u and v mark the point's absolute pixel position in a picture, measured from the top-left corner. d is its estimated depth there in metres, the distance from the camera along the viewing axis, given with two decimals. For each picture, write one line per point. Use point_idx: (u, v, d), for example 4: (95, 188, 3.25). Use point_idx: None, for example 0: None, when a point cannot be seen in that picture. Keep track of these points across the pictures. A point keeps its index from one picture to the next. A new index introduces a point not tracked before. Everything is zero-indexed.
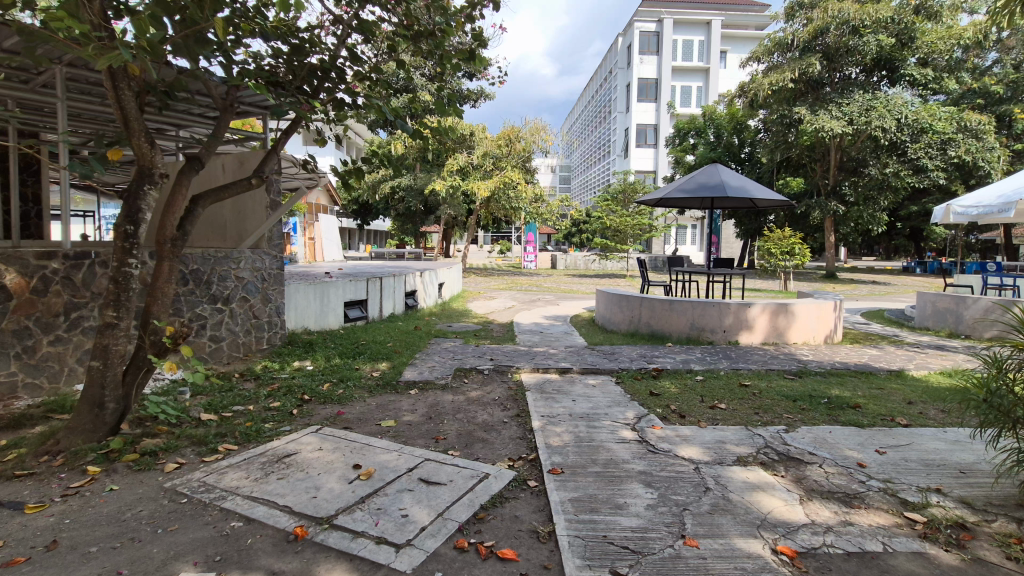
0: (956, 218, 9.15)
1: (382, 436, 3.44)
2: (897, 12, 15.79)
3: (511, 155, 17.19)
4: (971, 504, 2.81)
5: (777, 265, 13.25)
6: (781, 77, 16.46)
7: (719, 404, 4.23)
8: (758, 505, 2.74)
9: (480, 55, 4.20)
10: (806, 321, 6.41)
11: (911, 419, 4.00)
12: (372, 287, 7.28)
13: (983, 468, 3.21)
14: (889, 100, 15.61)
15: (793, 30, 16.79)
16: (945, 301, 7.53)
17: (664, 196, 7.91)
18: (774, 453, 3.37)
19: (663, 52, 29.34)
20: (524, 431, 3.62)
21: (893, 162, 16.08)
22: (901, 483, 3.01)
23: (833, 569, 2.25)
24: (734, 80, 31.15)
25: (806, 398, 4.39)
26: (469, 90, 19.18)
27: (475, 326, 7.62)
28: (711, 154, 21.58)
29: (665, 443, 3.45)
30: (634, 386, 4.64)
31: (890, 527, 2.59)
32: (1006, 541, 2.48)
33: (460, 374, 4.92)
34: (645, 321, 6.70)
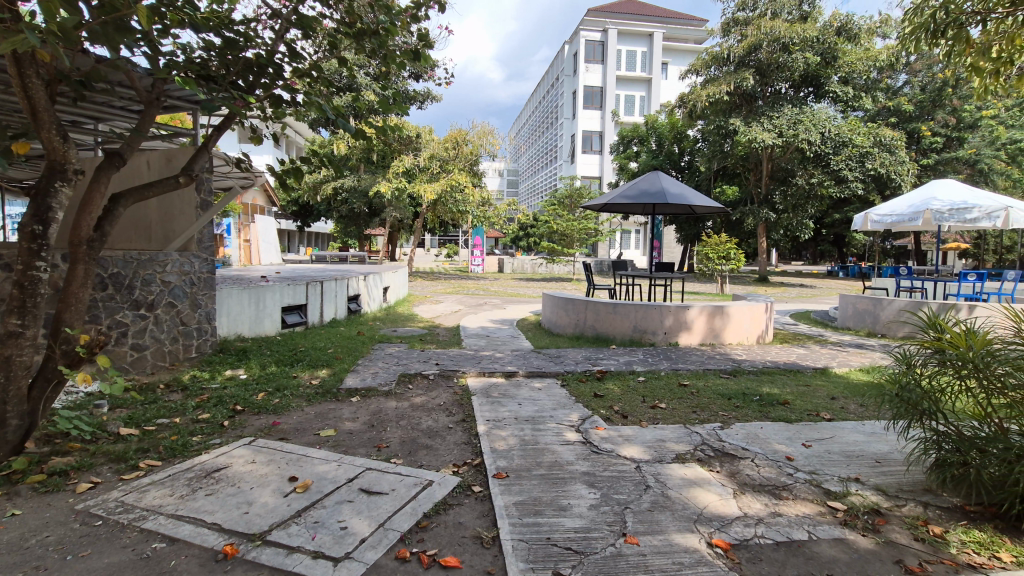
0: (873, 225, 9.82)
1: (321, 446, 3.32)
2: (822, 33, 16.87)
3: (458, 158, 17.03)
4: (885, 491, 3.03)
5: (714, 269, 13.84)
6: (718, 89, 17.31)
7: (660, 403, 4.36)
8: (695, 500, 2.84)
9: (426, 55, 4.14)
10: (740, 323, 6.73)
11: (833, 414, 4.27)
12: (312, 291, 7.04)
13: (895, 457, 3.47)
14: (814, 114, 16.70)
15: (729, 45, 17.68)
16: (864, 303, 8.10)
17: (608, 202, 8.07)
18: (710, 450, 3.51)
19: (608, 61, 30.16)
20: (469, 436, 3.60)
21: (818, 172, 17.07)
22: (824, 474, 3.21)
23: (763, 559, 2.36)
24: (675, 91, 32.36)
25: (740, 396, 4.60)
26: (415, 91, 18.96)
27: (421, 330, 7.52)
28: (653, 161, 22.34)
29: (608, 443, 3.52)
30: (579, 388, 4.71)
31: (815, 516, 2.75)
32: (914, 523, 2.70)
33: (405, 379, 4.82)
34: (590, 325, 6.83)
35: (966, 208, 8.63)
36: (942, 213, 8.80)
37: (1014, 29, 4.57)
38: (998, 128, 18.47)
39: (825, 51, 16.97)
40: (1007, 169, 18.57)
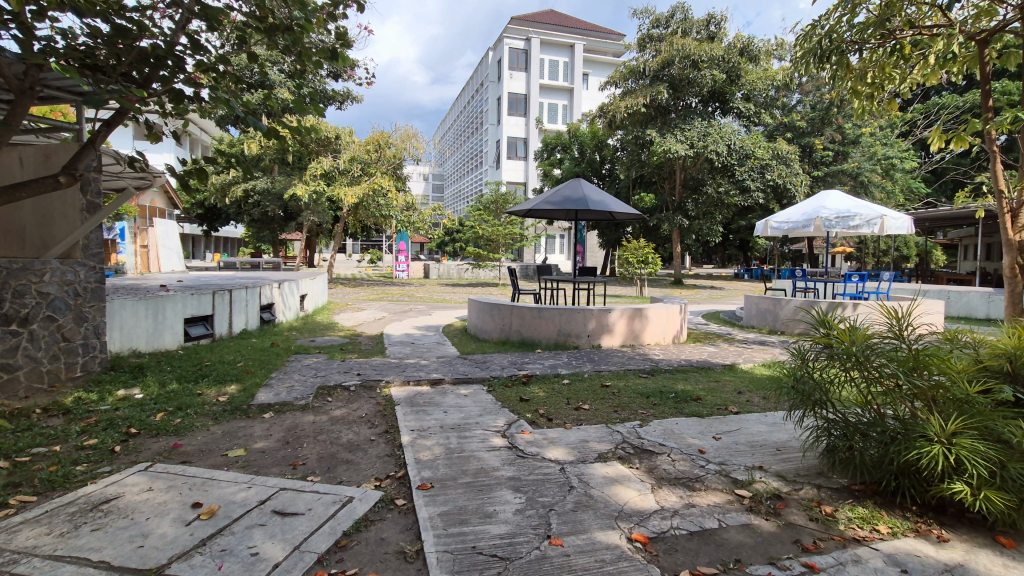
0: (773, 231, 10.69)
1: (229, 468, 3.10)
2: (727, 52, 18.10)
3: (381, 160, 16.57)
4: (785, 477, 3.29)
5: (633, 273, 14.45)
6: (635, 101, 18.20)
7: (583, 404, 4.47)
8: (616, 497, 2.94)
9: (344, 54, 3.98)
10: (657, 324, 7.08)
11: (740, 407, 4.58)
12: (219, 301, 6.58)
13: (793, 444, 3.78)
14: (721, 128, 17.97)
15: (644, 60, 18.70)
16: (766, 302, 8.81)
17: (533, 207, 8.19)
18: (630, 447, 3.64)
19: (531, 69, 30.79)
20: (393, 447, 3.50)
21: (725, 182, 18.41)
22: (732, 464, 3.43)
23: (678, 550, 2.48)
24: (595, 101, 33.61)
25: (657, 394, 4.82)
26: (335, 91, 18.31)
27: (341, 339, 7.25)
28: (576, 169, 23.11)
29: (534, 446, 3.56)
30: (504, 393, 4.73)
31: (724, 505, 2.93)
32: (810, 505, 2.95)
33: (324, 392, 4.60)
34: (516, 329, 6.89)
35: (849, 216, 9.64)
36: (830, 220, 9.83)
37: (885, 58, 5.17)
38: (874, 145, 20.77)
39: (730, 70, 18.25)
40: (881, 182, 20.92)
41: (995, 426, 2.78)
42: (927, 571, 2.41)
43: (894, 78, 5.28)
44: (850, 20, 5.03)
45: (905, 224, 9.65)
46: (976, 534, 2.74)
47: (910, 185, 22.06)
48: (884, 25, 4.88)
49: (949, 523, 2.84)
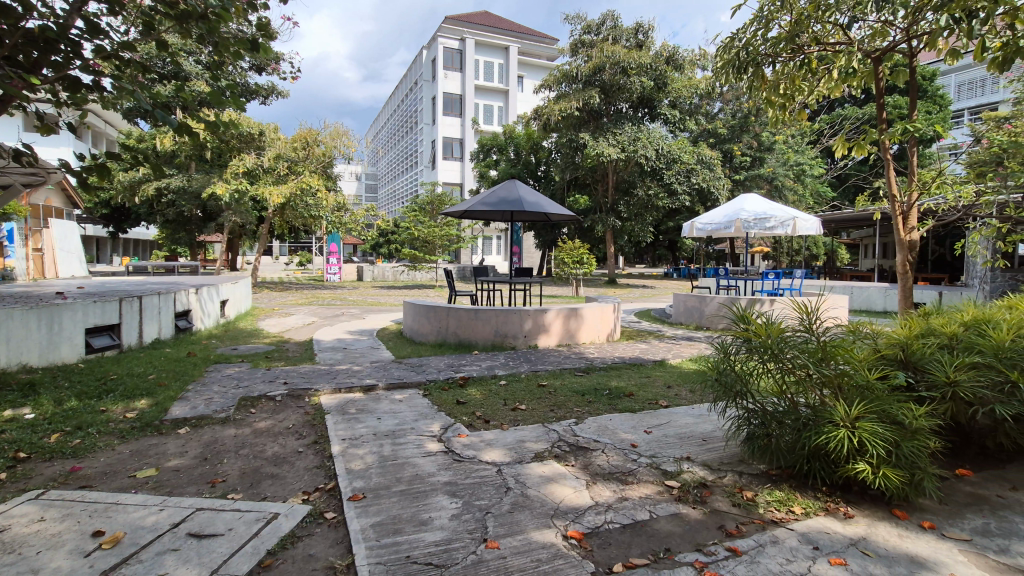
0: (698, 232, 11.25)
1: (138, 490, 2.86)
2: (654, 60, 18.85)
3: (310, 159, 15.95)
4: (710, 466, 3.46)
5: (568, 273, 14.74)
6: (568, 105, 18.64)
7: (520, 405, 4.50)
8: (552, 495, 2.97)
9: (266, 47, 3.73)
10: (592, 324, 7.25)
11: (670, 401, 4.77)
12: (127, 308, 6.07)
13: (717, 434, 3.98)
14: (649, 133, 18.72)
15: (576, 64, 19.15)
16: (693, 300, 9.26)
17: (468, 208, 8.17)
18: (566, 445, 3.70)
19: (466, 70, 30.76)
20: (322, 458, 3.36)
21: (654, 185, 19.10)
22: (662, 456, 3.56)
23: (613, 544, 2.53)
24: (530, 104, 34.11)
25: (592, 391, 4.93)
26: (258, 84, 17.43)
27: (267, 346, 6.89)
28: (512, 170, 23.49)
29: (470, 449, 3.53)
30: (441, 397, 4.67)
31: (655, 496, 3.04)
32: (733, 492, 3.12)
33: (246, 404, 4.35)
34: (452, 331, 6.82)
35: (766, 218, 10.32)
36: (748, 222, 10.48)
37: (794, 71, 5.57)
38: (787, 152, 22.37)
39: (657, 77, 19.02)
40: (793, 187, 22.57)
41: (891, 409, 3.06)
42: (835, 545, 2.62)
43: (803, 90, 5.70)
44: (764, 34, 5.38)
45: (814, 225, 10.44)
46: (876, 509, 3.00)
47: (818, 189, 23.94)
48: (794, 41, 5.27)
49: (853, 500, 3.10)
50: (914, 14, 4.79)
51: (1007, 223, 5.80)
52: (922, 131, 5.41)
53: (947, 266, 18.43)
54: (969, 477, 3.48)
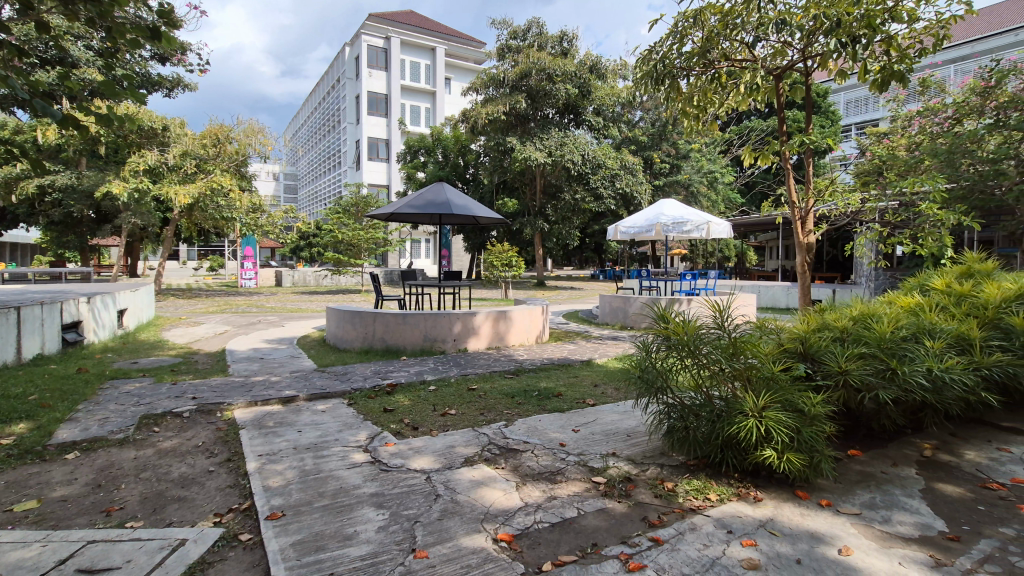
0: (622, 235, 11.68)
1: (15, 526, 2.54)
2: (578, 68, 19.41)
3: (221, 157, 15.01)
4: (634, 460, 3.60)
5: (498, 276, 14.79)
6: (495, 109, 18.82)
7: (450, 410, 4.45)
8: (481, 499, 2.96)
9: (169, 35, 3.42)
10: (521, 325, 7.33)
11: (596, 399, 4.92)
12: (3, 321, 5.38)
13: (640, 429, 4.15)
14: (575, 139, 19.23)
15: (503, 69, 19.39)
16: (617, 301, 9.61)
17: (394, 211, 7.98)
18: (496, 448, 3.70)
19: (392, 69, 30.18)
20: (236, 477, 3.15)
21: (580, 189, 19.60)
22: (589, 453, 3.66)
23: (542, 543, 2.56)
24: (458, 106, 34.11)
25: (521, 393, 4.98)
26: (162, 75, 16.13)
27: (172, 359, 6.36)
28: (440, 172, 23.29)
29: (398, 458, 3.44)
30: (367, 405, 4.52)
31: (582, 493, 3.11)
32: (656, 484, 3.26)
33: (148, 422, 3.99)
34: (379, 337, 6.63)
35: (683, 222, 10.91)
36: (668, 226, 11.01)
37: (706, 85, 5.94)
38: (701, 160, 23.79)
39: (581, 85, 19.61)
40: (707, 193, 24.04)
41: (793, 398, 3.33)
42: (746, 528, 2.80)
43: (714, 102, 6.08)
44: (679, 48, 5.71)
45: (725, 229, 11.17)
46: (781, 491, 3.25)
47: (729, 196, 25.68)
48: (705, 56, 5.64)
49: (762, 484, 3.34)
50: (808, 36, 5.23)
51: (887, 227, 6.48)
52: (817, 144, 5.94)
53: (839, 266, 20.40)
54: (859, 456, 3.86)
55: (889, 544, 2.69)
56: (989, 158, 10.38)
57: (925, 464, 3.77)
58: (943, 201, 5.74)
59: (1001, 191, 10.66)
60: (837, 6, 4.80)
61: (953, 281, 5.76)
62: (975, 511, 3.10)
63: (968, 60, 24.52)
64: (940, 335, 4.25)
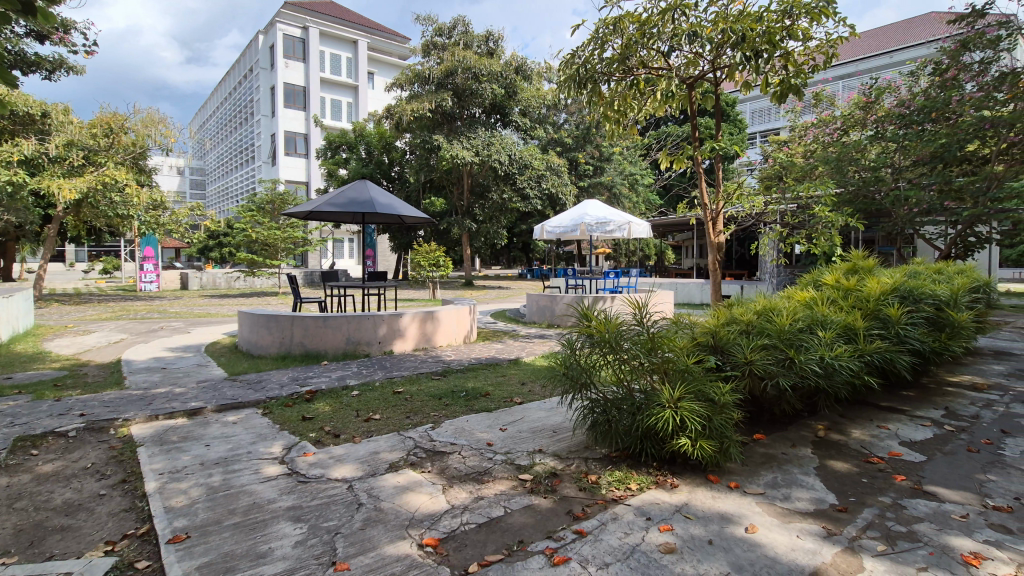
0: (548, 234, 11.87)
1: None
2: (504, 69, 19.51)
3: (115, 149, 13.69)
4: (560, 455, 3.68)
5: (425, 276, 14.55)
6: (421, 106, 18.55)
7: (374, 415, 4.32)
8: (406, 505, 2.89)
9: (47, 12, 3.05)
10: (448, 326, 7.26)
11: (523, 397, 4.98)
12: None
13: (565, 425, 4.25)
14: (502, 139, 19.33)
15: (429, 66, 19.14)
16: (545, 299, 9.79)
17: (313, 209, 7.61)
18: (422, 451, 3.64)
19: (310, 61, 28.94)
20: (133, 499, 2.87)
21: (507, 189, 19.78)
22: (515, 451, 3.69)
23: (468, 545, 2.55)
24: (381, 102, 33.31)
25: (449, 394, 4.93)
26: (41, 55, 14.40)
27: (56, 373, 5.70)
28: (363, 170, 22.58)
29: (317, 468, 3.30)
30: (284, 414, 4.29)
31: (509, 491, 3.13)
32: (580, 477, 3.34)
33: (25, 445, 3.55)
34: (298, 341, 6.32)
35: (606, 223, 11.29)
36: (592, 226, 11.36)
37: (626, 90, 6.18)
38: (623, 163, 24.74)
39: (507, 86, 19.72)
40: (629, 195, 25.04)
41: (706, 389, 3.52)
42: (663, 514, 2.94)
43: (634, 107, 6.32)
44: (600, 54, 5.91)
45: (645, 229, 11.70)
46: (695, 476, 3.46)
47: (649, 197, 26.86)
48: (624, 62, 5.88)
49: (678, 471, 3.52)
50: (717, 48, 5.58)
51: (787, 227, 7.04)
52: (725, 150, 6.34)
53: (746, 264, 22.03)
54: (762, 439, 4.18)
55: (789, 519, 2.93)
56: (871, 165, 11.78)
57: (819, 443, 4.14)
58: (833, 204, 6.34)
59: (880, 196, 11.96)
60: (742, 22, 5.17)
61: (841, 277, 6.39)
62: (859, 483, 3.45)
63: (852, 78, 27.27)
64: (830, 326, 4.70)
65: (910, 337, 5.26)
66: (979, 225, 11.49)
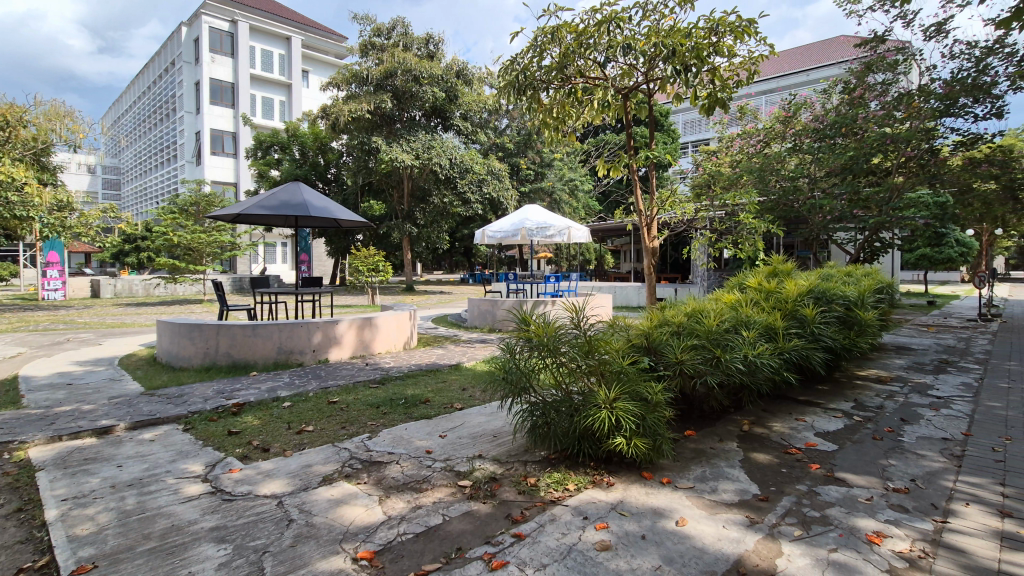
0: (490, 238, 11.87)
1: None
2: (444, 73, 19.41)
3: (12, 144, 12.49)
4: (499, 459, 3.70)
5: (364, 281, 14.19)
6: (359, 107, 18.13)
7: (307, 427, 4.16)
8: (341, 518, 2.81)
9: None
10: (387, 332, 7.13)
11: (464, 402, 4.96)
12: None
13: (505, 429, 4.28)
14: (443, 142, 19.19)
15: (367, 67, 18.80)
16: (486, 304, 9.81)
17: (240, 212, 7.25)
18: (358, 462, 3.55)
19: (239, 56, 27.62)
20: (30, 529, 2.62)
21: (449, 193, 19.63)
22: (455, 458, 3.67)
23: (405, 555, 2.50)
24: (316, 102, 32.29)
25: (387, 402, 4.84)
26: None
27: None
28: (297, 171, 21.75)
29: (244, 485, 3.14)
30: (207, 429, 4.05)
31: (448, 499, 3.11)
32: (519, 481, 3.37)
33: None
34: (224, 352, 5.98)
35: (546, 227, 11.47)
36: (533, 230, 11.49)
37: (564, 98, 6.31)
38: (563, 169, 25.22)
39: (448, 89, 19.63)
40: (569, 201, 25.54)
41: (639, 389, 3.65)
42: (599, 512, 3.02)
43: (572, 115, 6.46)
44: (539, 62, 6.02)
45: (583, 234, 11.99)
46: (630, 474, 3.57)
47: (588, 202, 27.51)
48: (562, 71, 6.01)
49: (614, 470, 3.62)
50: (649, 61, 5.81)
51: (716, 233, 7.43)
52: (659, 158, 6.62)
53: (681, 267, 23.02)
54: (693, 436, 4.37)
55: (716, 511, 3.08)
56: (790, 175, 12.62)
57: (744, 437, 4.39)
58: (756, 212, 6.77)
59: (798, 205, 12.85)
60: (672, 37, 5.41)
61: (763, 279, 6.83)
62: (779, 473, 3.69)
63: (773, 93, 29.23)
64: (753, 326, 5.00)
65: (823, 335, 5.70)
66: (883, 231, 12.61)
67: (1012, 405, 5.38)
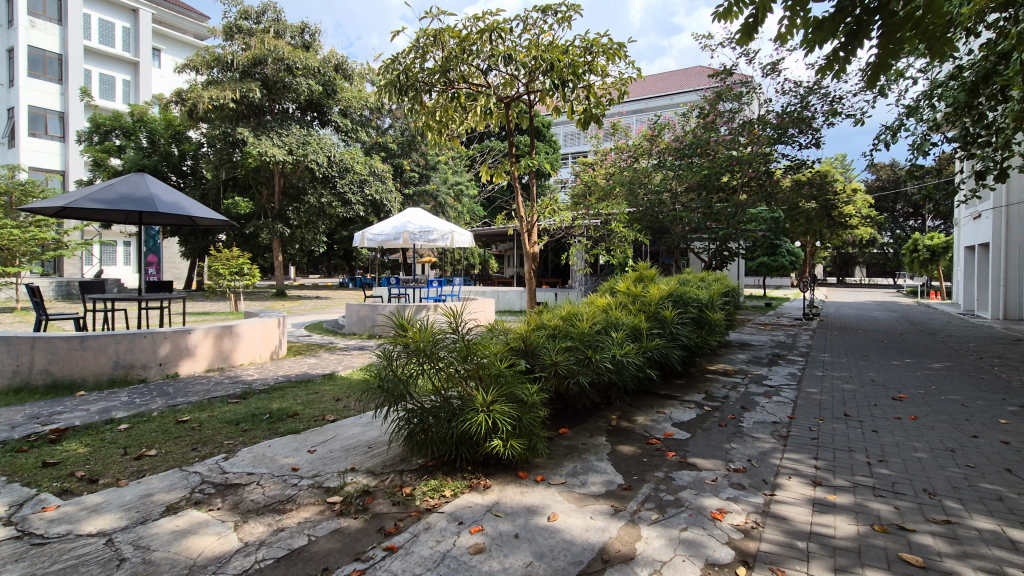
0: (370, 242, 11.31)
1: None
2: (321, 65, 18.43)
3: None
4: (373, 471, 3.57)
5: (226, 285, 12.92)
6: (222, 94, 16.55)
7: (148, 451, 3.67)
8: (186, 551, 2.52)
9: None
10: (251, 341, 6.57)
11: (337, 414, 4.72)
12: None
13: (381, 439, 4.15)
14: (320, 138, 18.22)
15: (232, 51, 17.25)
16: (365, 309, 9.48)
17: (66, 204, 6.21)
18: (211, 486, 3.21)
19: (70, 24, 23.81)
20: None
21: (326, 193, 18.62)
22: (324, 474, 3.48)
23: None
24: (170, 84, 28.87)
25: (248, 419, 4.44)
26: None
27: None
28: (143, 161, 19.23)
29: (62, 524, 2.69)
30: (14, 462, 3.41)
31: (315, 517, 2.94)
32: (395, 492, 3.29)
33: None
34: (40, 369, 5.07)
35: (429, 232, 11.36)
36: (416, 234, 11.31)
37: (447, 103, 6.30)
38: (447, 172, 25.23)
39: (325, 83, 18.67)
40: (453, 205, 25.57)
41: (516, 391, 3.76)
42: (474, 516, 3.04)
43: (455, 120, 6.47)
44: (421, 63, 5.96)
45: (466, 239, 12.07)
46: (506, 475, 3.65)
47: (473, 208, 27.74)
48: (445, 74, 6.01)
49: (490, 472, 3.68)
50: (530, 73, 6.00)
51: (591, 239, 7.88)
52: (539, 166, 6.88)
53: (560, 272, 24.15)
54: (567, 433, 4.59)
55: (584, 504, 3.26)
56: (654, 189, 13.86)
57: (611, 431, 4.71)
58: (626, 221, 7.32)
59: (662, 216, 14.14)
60: (550, 52, 5.68)
61: (631, 283, 7.39)
62: (640, 463, 4.01)
63: (642, 113, 31.94)
64: (620, 327, 5.39)
65: (680, 334, 6.32)
66: (730, 242, 14.29)
67: (825, 390, 6.41)
